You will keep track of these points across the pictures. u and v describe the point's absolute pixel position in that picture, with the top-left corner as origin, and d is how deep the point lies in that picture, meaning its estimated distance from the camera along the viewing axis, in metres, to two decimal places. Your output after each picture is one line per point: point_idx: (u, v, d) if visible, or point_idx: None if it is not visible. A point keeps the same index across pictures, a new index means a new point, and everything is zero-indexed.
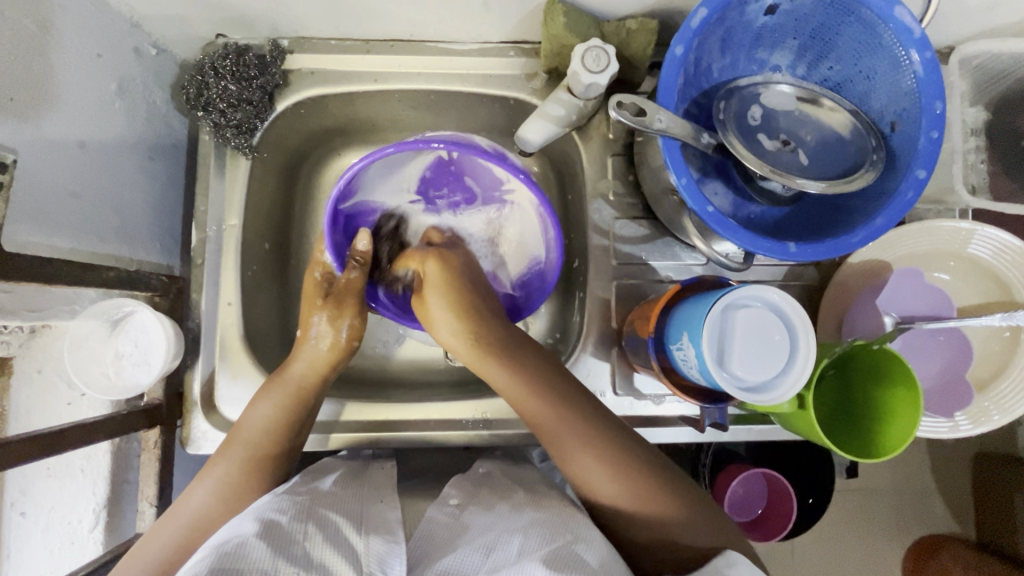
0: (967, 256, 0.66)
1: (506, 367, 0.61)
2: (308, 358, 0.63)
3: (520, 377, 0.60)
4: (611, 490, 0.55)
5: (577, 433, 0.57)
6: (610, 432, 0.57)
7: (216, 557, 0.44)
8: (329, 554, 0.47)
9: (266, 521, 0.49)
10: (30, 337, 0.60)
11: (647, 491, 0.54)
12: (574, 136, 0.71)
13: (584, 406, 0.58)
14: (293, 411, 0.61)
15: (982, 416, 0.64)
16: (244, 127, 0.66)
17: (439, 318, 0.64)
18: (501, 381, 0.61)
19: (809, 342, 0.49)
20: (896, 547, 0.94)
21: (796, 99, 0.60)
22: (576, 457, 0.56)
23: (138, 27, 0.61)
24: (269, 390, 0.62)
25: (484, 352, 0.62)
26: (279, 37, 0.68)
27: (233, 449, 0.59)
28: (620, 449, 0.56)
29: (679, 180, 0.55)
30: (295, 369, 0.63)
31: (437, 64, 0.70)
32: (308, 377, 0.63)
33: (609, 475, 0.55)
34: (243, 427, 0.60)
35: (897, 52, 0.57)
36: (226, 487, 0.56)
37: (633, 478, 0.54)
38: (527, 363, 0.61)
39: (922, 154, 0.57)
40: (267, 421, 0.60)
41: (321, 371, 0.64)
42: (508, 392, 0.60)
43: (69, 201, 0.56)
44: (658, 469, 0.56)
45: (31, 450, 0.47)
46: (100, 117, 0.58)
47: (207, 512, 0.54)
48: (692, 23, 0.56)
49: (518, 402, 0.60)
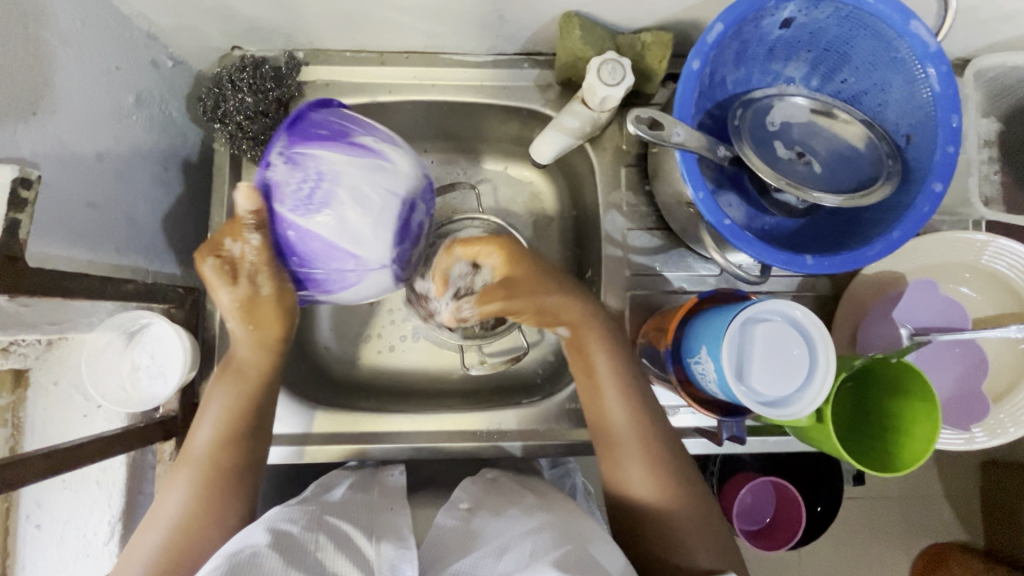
0: (981, 267, 0.66)
1: (610, 368, 0.59)
2: (249, 341, 0.58)
3: (619, 386, 0.58)
4: (653, 496, 0.55)
5: (644, 448, 0.57)
6: (669, 449, 0.57)
7: (230, 565, 0.45)
8: (344, 565, 0.48)
9: (278, 532, 0.49)
10: (46, 349, 0.60)
11: (687, 507, 0.55)
12: (588, 148, 0.72)
13: (659, 419, 0.59)
14: (235, 415, 0.58)
15: (997, 429, 0.63)
16: (259, 138, 0.66)
17: (579, 369, 0.60)
18: (586, 369, 0.59)
19: (829, 360, 0.49)
20: (909, 559, 0.93)
21: (810, 111, 0.60)
22: (630, 463, 0.56)
23: (155, 39, 0.62)
24: (220, 378, 0.59)
25: (585, 347, 0.60)
26: (295, 49, 0.69)
27: (185, 469, 0.56)
28: (678, 464, 0.57)
29: (695, 193, 0.55)
30: (239, 354, 0.59)
31: (451, 76, 0.70)
32: (255, 362, 0.59)
33: (659, 484, 0.56)
34: (187, 455, 0.56)
35: (912, 66, 0.58)
36: (186, 514, 0.54)
37: (677, 493, 0.56)
38: (628, 368, 0.59)
39: (938, 167, 0.57)
40: (216, 440, 0.57)
41: (265, 350, 0.59)
42: (603, 393, 0.59)
43: (87, 214, 0.56)
44: (698, 484, 0.57)
45: (51, 465, 0.46)
46: (117, 128, 0.59)
47: (187, 509, 0.54)
48: (708, 37, 0.56)
49: (603, 406, 0.59)
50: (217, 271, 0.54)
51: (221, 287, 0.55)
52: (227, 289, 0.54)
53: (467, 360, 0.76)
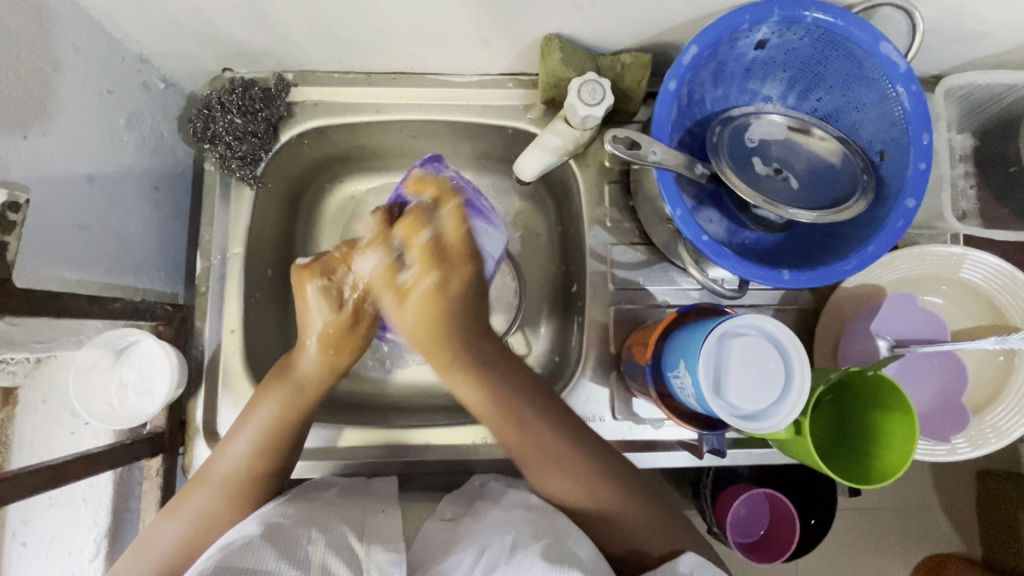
0: (959, 280, 0.67)
1: (470, 381, 0.62)
2: (320, 360, 0.63)
3: (485, 395, 0.61)
4: (568, 495, 0.58)
5: (554, 458, 0.59)
6: (576, 445, 0.59)
7: (223, 556, 0.46)
8: (330, 557, 0.49)
9: (270, 524, 0.51)
10: (35, 366, 0.60)
11: (607, 496, 0.57)
12: (572, 165, 0.73)
13: (562, 425, 0.61)
14: (278, 428, 0.60)
15: (979, 439, 0.64)
16: (248, 158, 0.68)
17: (462, 389, 0.63)
18: (467, 392, 0.63)
19: (804, 373, 0.50)
20: (904, 569, 0.93)
21: (787, 129, 0.62)
22: (545, 471, 0.59)
23: (146, 62, 0.63)
24: (272, 387, 0.61)
25: (449, 360, 0.63)
26: (284, 71, 0.70)
27: (217, 473, 0.58)
28: (589, 456, 0.59)
29: (674, 211, 0.57)
30: (300, 368, 0.62)
31: (436, 96, 0.72)
32: (312, 377, 0.62)
33: (578, 492, 0.58)
34: (222, 460, 0.58)
35: (884, 84, 0.59)
36: (205, 518, 0.55)
37: (597, 485, 0.58)
38: (495, 374, 0.62)
39: (911, 183, 0.58)
40: (250, 450, 0.59)
41: (328, 372, 0.63)
42: (472, 406, 0.63)
43: (78, 234, 0.57)
44: (614, 469, 0.59)
45: (36, 483, 0.47)
46: (109, 149, 0.60)
47: (212, 509, 0.56)
48: (683, 59, 0.58)
49: (479, 410, 0.62)
50: (325, 291, 0.64)
51: (323, 304, 0.64)
52: (325, 312, 0.64)
53: None
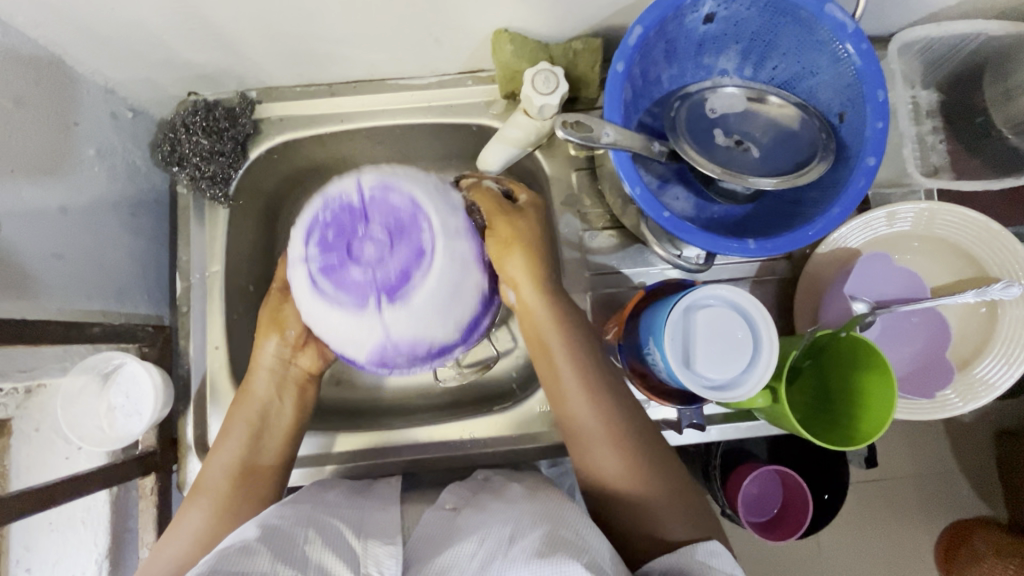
0: (931, 236, 0.66)
1: (567, 355, 0.57)
2: (274, 379, 0.63)
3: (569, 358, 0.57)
4: (617, 472, 0.54)
5: (616, 436, 0.55)
6: (632, 422, 0.56)
7: (218, 558, 0.47)
8: (327, 556, 0.49)
9: (267, 527, 0.51)
10: (26, 397, 0.63)
11: (654, 489, 0.53)
12: (538, 155, 0.74)
13: (622, 400, 0.57)
14: (257, 440, 0.61)
15: (970, 393, 0.63)
16: (218, 178, 0.70)
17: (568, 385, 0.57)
18: (547, 366, 0.58)
19: (772, 336, 0.50)
20: (925, 536, 0.92)
21: (745, 99, 0.62)
22: (591, 444, 0.55)
23: (113, 93, 0.65)
24: (237, 407, 0.63)
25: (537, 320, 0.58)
26: (247, 89, 0.72)
27: (206, 488, 0.59)
28: (640, 439, 0.55)
29: (633, 189, 0.56)
30: (255, 389, 0.63)
31: (398, 100, 0.73)
32: (266, 390, 0.63)
33: (623, 469, 0.54)
34: (209, 473, 0.60)
35: (834, 45, 0.59)
36: (203, 532, 0.56)
37: (637, 460, 0.54)
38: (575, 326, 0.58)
39: (871, 142, 0.58)
40: (235, 461, 0.60)
41: (282, 394, 0.64)
42: (560, 387, 0.57)
43: (54, 264, 0.59)
44: (663, 454, 0.56)
45: (25, 505, 0.48)
46: (79, 180, 0.61)
47: (204, 527, 0.56)
48: (629, 40, 0.58)
49: (567, 399, 0.57)
50: (279, 353, 0.64)
51: (277, 362, 0.64)
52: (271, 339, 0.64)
53: (439, 373, 0.76)
